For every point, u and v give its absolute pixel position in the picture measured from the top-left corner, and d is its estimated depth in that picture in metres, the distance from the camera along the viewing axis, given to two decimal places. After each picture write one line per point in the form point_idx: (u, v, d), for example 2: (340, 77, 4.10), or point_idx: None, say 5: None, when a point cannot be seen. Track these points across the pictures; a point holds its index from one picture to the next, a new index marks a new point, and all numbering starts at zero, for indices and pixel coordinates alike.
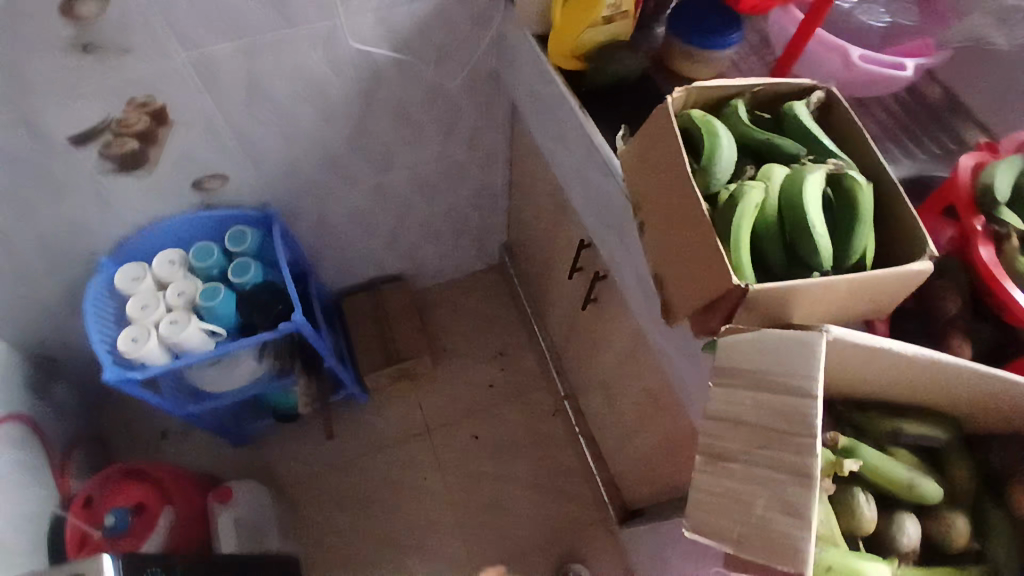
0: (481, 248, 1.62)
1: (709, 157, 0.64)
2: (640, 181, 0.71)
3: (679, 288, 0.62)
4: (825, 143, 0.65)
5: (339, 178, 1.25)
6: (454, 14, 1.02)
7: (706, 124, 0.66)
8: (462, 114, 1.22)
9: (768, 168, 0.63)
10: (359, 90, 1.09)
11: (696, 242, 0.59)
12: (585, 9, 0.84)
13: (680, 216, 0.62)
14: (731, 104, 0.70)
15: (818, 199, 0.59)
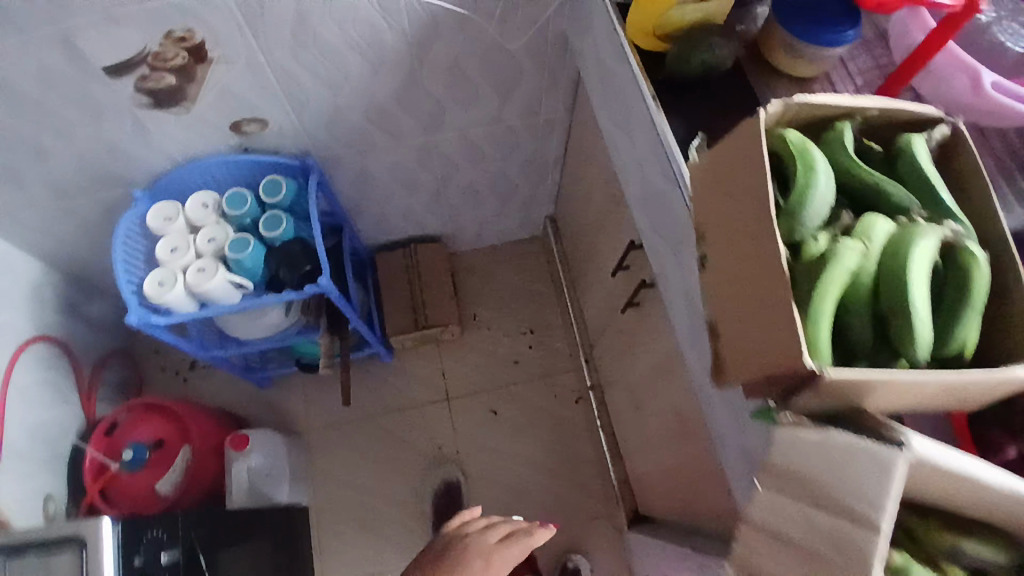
0: (525, 218, 1.54)
1: (800, 198, 0.54)
2: (708, 209, 0.62)
3: (735, 346, 0.55)
4: (943, 197, 0.54)
5: (383, 134, 1.17)
6: None
7: (804, 157, 0.56)
8: (521, 78, 1.11)
9: (869, 221, 0.53)
10: (410, 44, 0.99)
11: (761, 305, 0.51)
12: None
13: (750, 269, 0.53)
14: (836, 128, 0.59)
15: (925, 272, 0.49)
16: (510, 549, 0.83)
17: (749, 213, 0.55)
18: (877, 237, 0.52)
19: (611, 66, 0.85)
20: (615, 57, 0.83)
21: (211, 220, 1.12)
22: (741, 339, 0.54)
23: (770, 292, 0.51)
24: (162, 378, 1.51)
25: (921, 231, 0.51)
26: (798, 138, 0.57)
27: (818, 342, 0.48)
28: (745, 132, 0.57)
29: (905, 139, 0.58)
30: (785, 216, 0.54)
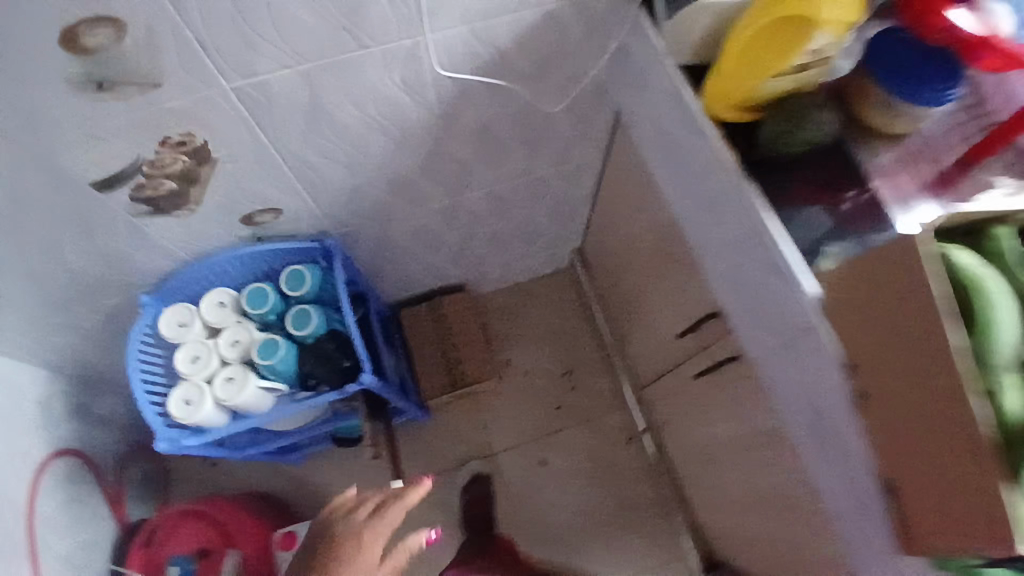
0: (551, 254, 1.44)
1: (983, 340, 0.48)
2: (868, 336, 0.55)
3: (924, 495, 0.52)
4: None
5: (406, 200, 1.06)
6: (566, 25, 0.78)
7: (983, 286, 0.49)
8: (555, 130, 1.00)
9: None
10: (438, 113, 0.88)
11: (963, 465, 0.47)
12: (777, 55, 0.61)
13: (944, 422, 0.48)
14: (993, 232, 0.53)
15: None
16: (386, 516, 0.86)
17: (926, 360, 0.49)
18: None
19: (682, 136, 0.75)
20: (689, 129, 0.73)
21: (230, 319, 1.02)
22: (928, 496, 0.51)
23: (959, 457, 0.48)
24: (185, 470, 1.41)
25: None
26: (968, 263, 0.50)
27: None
28: (897, 260, 0.51)
29: None
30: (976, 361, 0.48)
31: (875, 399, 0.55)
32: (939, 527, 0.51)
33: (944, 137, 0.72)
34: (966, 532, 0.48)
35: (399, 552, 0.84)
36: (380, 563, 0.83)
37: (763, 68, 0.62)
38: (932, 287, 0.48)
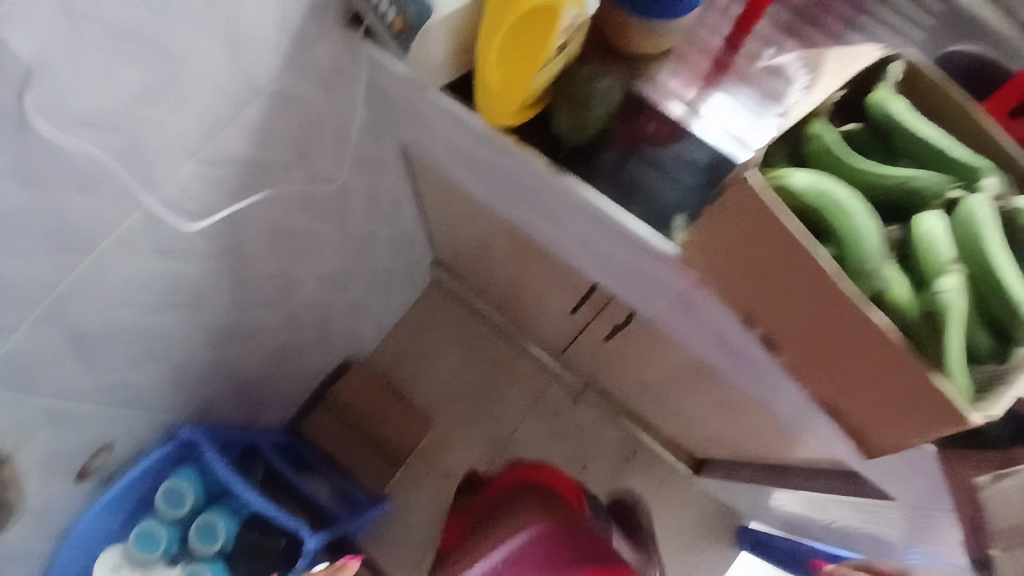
0: (412, 283, 1.36)
1: (856, 245, 0.48)
2: (750, 287, 0.54)
3: (859, 403, 0.53)
4: (955, 153, 0.51)
5: (240, 337, 0.93)
6: (296, 100, 0.68)
7: (823, 201, 0.48)
8: (352, 195, 0.90)
9: (919, 226, 0.49)
10: (223, 251, 0.76)
11: (883, 366, 0.48)
12: (535, 44, 0.55)
13: (851, 341, 0.49)
14: (813, 128, 0.52)
15: (1004, 261, 0.48)
16: None
17: (804, 288, 0.49)
18: (946, 245, 0.48)
19: (480, 152, 0.69)
20: (483, 144, 0.67)
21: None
22: (865, 396, 0.52)
23: (873, 354, 0.48)
24: None
25: (978, 215, 0.49)
26: (807, 171, 0.49)
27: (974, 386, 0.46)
28: (734, 210, 0.49)
29: (873, 100, 0.53)
30: (859, 277, 0.48)
31: (795, 327, 0.53)
32: (869, 417, 0.53)
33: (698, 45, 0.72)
34: (906, 411, 0.49)
35: None
36: None
37: (524, 60, 0.55)
38: (789, 228, 0.47)
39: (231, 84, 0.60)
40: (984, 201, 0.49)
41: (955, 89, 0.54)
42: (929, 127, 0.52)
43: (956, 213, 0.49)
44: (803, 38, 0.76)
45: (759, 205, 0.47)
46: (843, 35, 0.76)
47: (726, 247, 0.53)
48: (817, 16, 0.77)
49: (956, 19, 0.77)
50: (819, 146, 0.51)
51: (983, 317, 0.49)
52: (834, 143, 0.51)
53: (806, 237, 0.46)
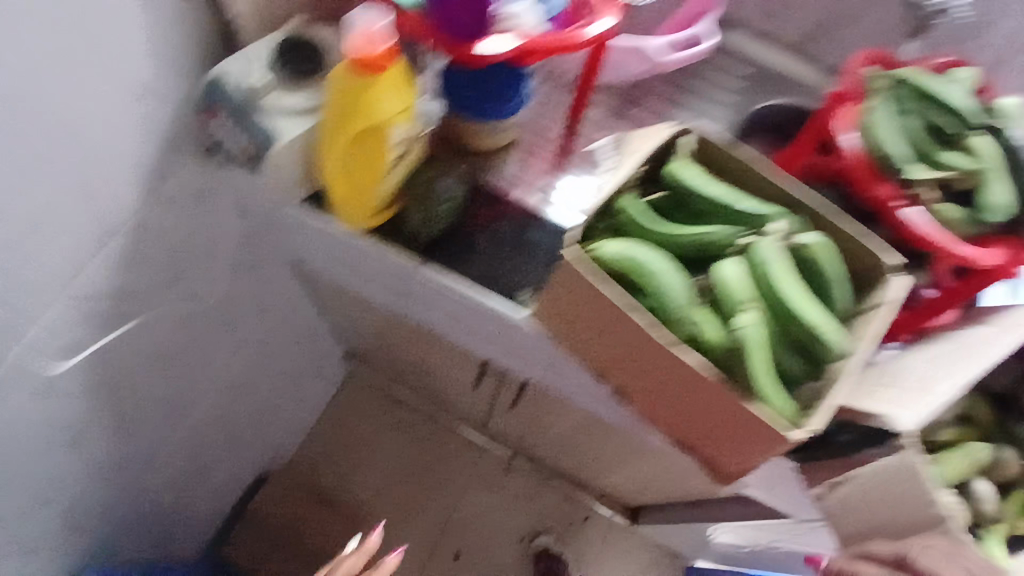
0: (325, 378, 1.35)
1: (661, 300, 0.56)
2: (593, 347, 0.61)
3: (702, 438, 0.60)
4: (743, 205, 0.59)
5: (137, 462, 0.92)
6: (162, 230, 0.71)
7: (631, 266, 0.56)
8: (241, 303, 0.92)
9: (718, 275, 0.57)
10: (105, 382, 0.77)
11: (708, 400, 0.55)
12: (370, 160, 0.60)
13: (679, 382, 0.56)
14: (620, 204, 0.61)
15: (794, 293, 0.56)
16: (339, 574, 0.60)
17: (630, 343, 0.56)
18: (741, 287, 0.56)
19: (350, 253, 0.73)
20: (348, 246, 0.71)
21: None
22: (704, 430, 0.59)
23: (695, 389, 0.55)
24: None
25: (766, 257, 0.56)
26: (614, 241, 0.58)
27: (781, 407, 0.53)
28: (562, 279, 0.57)
29: (669, 170, 0.61)
30: (672, 325, 0.56)
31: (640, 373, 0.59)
32: (712, 449, 0.60)
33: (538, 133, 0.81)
34: (734, 436, 0.56)
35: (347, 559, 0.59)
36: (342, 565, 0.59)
37: (365, 174, 0.61)
38: (604, 293, 0.54)
39: (87, 229, 0.63)
40: (772, 243, 0.57)
41: (742, 148, 0.61)
42: (717, 187, 0.60)
43: (748, 257, 0.57)
44: (632, 116, 0.86)
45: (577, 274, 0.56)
46: (667, 110, 0.87)
47: (566, 316, 0.60)
48: (642, 95, 0.88)
49: (758, 79, 0.89)
50: (624, 219, 0.60)
51: (789, 343, 0.57)
52: (637, 213, 0.60)
53: (618, 297, 0.54)
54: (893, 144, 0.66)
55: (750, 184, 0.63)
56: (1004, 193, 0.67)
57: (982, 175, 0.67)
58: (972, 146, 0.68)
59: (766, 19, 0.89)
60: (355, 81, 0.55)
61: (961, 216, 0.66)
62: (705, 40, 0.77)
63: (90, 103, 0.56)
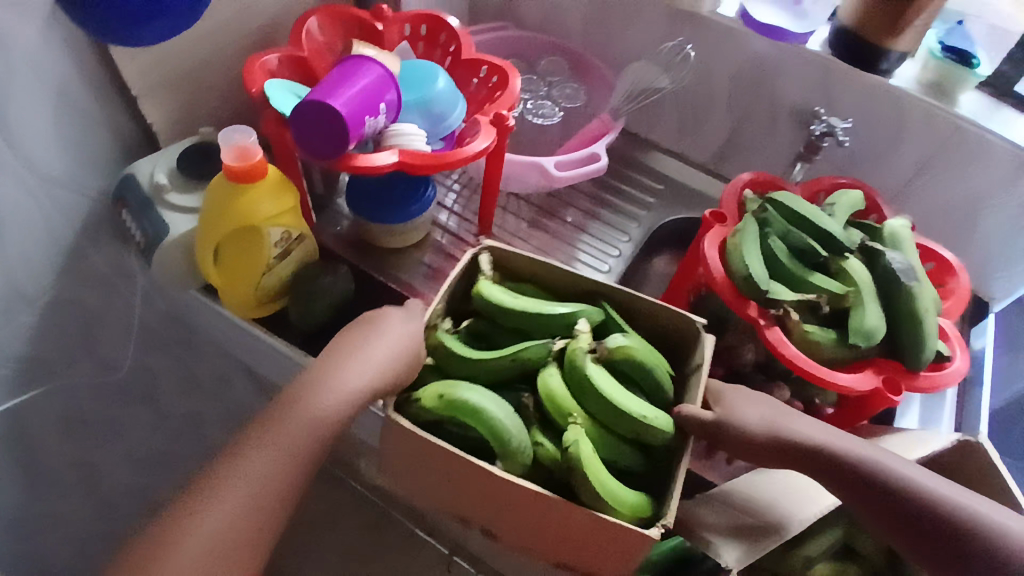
0: None
1: (497, 435, 0.54)
2: (436, 481, 0.59)
3: (566, 549, 0.58)
4: (546, 313, 0.62)
5: (36, 534, 0.91)
6: (75, 304, 0.77)
7: (452, 406, 0.56)
8: (163, 380, 0.95)
9: (545, 387, 0.58)
10: (8, 447, 0.79)
11: (554, 514, 0.53)
12: (252, 254, 0.65)
13: (518, 501, 0.54)
14: (442, 340, 0.61)
15: (615, 385, 0.58)
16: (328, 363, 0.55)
17: (456, 465, 0.55)
18: (564, 397, 0.58)
19: (241, 342, 0.76)
20: (239, 332, 0.74)
21: None
22: (566, 543, 0.57)
23: (543, 505, 0.53)
24: None
25: (584, 358, 0.58)
26: (434, 385, 0.57)
27: (635, 503, 0.53)
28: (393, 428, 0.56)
29: (476, 293, 0.63)
30: (504, 459, 0.55)
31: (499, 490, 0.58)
32: (585, 560, 0.57)
33: (449, 238, 0.87)
34: (616, 548, 0.53)
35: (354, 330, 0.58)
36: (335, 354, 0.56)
37: (249, 268, 0.65)
38: (420, 434, 0.54)
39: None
40: (583, 344, 0.59)
41: (532, 254, 0.65)
42: (518, 300, 0.62)
43: (566, 361, 0.59)
44: (548, 226, 0.91)
45: (404, 431, 0.55)
46: (584, 221, 0.91)
47: (401, 452, 0.58)
48: (557, 207, 0.93)
49: (667, 195, 0.94)
50: (441, 352, 0.61)
51: (626, 437, 0.58)
52: (452, 345, 0.60)
53: (449, 447, 0.54)
54: (755, 268, 0.64)
55: (551, 281, 0.66)
56: (876, 316, 0.64)
57: (851, 298, 0.66)
58: (845, 268, 0.67)
59: (676, 138, 0.97)
60: (231, 190, 0.60)
61: (827, 337, 0.64)
62: (602, 158, 0.81)
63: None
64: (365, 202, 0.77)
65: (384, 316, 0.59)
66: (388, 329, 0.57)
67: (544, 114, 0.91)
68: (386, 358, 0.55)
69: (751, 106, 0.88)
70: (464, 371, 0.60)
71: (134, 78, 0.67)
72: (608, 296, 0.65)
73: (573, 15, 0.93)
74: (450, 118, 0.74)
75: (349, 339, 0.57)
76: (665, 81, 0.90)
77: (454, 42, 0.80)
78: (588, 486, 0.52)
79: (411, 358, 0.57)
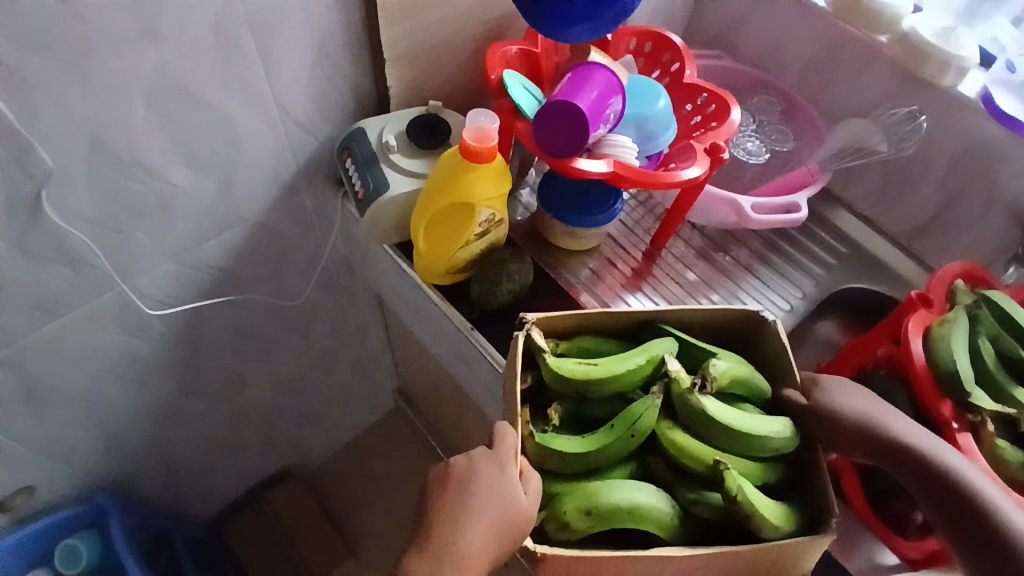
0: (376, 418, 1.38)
1: (662, 523, 0.53)
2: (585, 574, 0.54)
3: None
4: (628, 367, 0.57)
5: (182, 421, 1.00)
6: (276, 230, 0.85)
7: (604, 518, 0.52)
8: (319, 314, 1.02)
9: (685, 458, 0.54)
10: (187, 339, 0.89)
11: (733, 560, 0.52)
12: (459, 226, 0.69)
13: (689, 566, 0.52)
14: (543, 439, 0.56)
15: (733, 412, 0.55)
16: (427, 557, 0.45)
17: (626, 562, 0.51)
18: (692, 443, 0.55)
19: (411, 300, 0.80)
20: (413, 291, 0.78)
21: None
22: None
23: (720, 557, 0.51)
24: None
25: (696, 398, 0.55)
26: (573, 499, 0.53)
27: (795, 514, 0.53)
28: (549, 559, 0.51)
29: (549, 375, 0.58)
30: (673, 533, 0.54)
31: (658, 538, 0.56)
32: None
33: (615, 250, 0.87)
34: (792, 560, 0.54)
35: (452, 494, 0.49)
36: (433, 545, 0.46)
37: (451, 238, 0.70)
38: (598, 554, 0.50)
39: (209, 211, 0.77)
40: (686, 384, 0.56)
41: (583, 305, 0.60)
42: (594, 366, 0.58)
43: (680, 410, 0.56)
44: (715, 260, 0.88)
45: (567, 557, 0.50)
46: (753, 262, 0.88)
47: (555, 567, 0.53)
48: (729, 243, 0.90)
49: (851, 260, 0.90)
50: (551, 456, 0.56)
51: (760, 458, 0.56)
52: (560, 444, 0.56)
53: (626, 556, 0.50)
54: (963, 363, 0.62)
55: (603, 321, 0.62)
56: None
57: None
58: None
59: (873, 204, 0.93)
60: (461, 166, 0.65)
61: (1015, 457, 0.60)
62: (803, 210, 0.81)
63: (251, 121, 0.72)
64: (555, 199, 0.79)
65: (475, 491, 0.49)
66: (482, 510, 0.48)
67: (750, 150, 0.91)
68: (494, 535, 0.48)
69: (975, 190, 0.82)
70: (585, 462, 0.56)
71: (388, 43, 0.72)
72: (660, 320, 0.62)
73: (798, 58, 0.91)
74: (658, 139, 0.74)
75: (449, 515, 0.47)
76: (884, 146, 0.86)
77: (677, 62, 0.81)
78: (766, 521, 0.51)
79: (514, 534, 0.49)
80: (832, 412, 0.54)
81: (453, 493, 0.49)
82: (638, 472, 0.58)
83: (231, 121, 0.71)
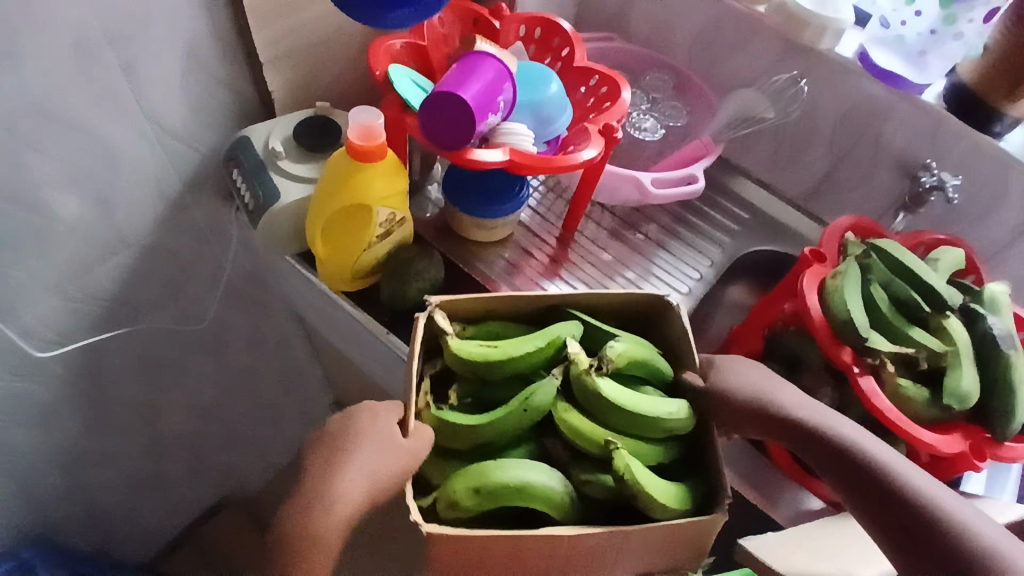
0: None
1: (550, 502, 0.53)
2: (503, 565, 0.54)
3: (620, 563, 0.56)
4: (527, 350, 0.57)
5: (96, 463, 0.93)
6: (169, 249, 0.80)
7: (490, 495, 0.52)
8: (232, 332, 0.97)
9: (574, 431, 0.55)
10: (88, 375, 0.83)
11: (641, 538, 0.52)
12: (358, 227, 0.68)
13: (610, 544, 0.52)
14: (438, 414, 0.57)
15: (629, 393, 0.56)
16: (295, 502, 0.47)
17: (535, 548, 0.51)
18: (586, 423, 0.55)
19: (320, 308, 0.77)
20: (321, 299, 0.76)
21: None
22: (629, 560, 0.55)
23: (613, 539, 0.51)
24: None
25: (592, 378, 0.55)
26: (462, 478, 0.53)
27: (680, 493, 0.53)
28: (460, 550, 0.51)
29: (449, 358, 0.57)
30: (561, 512, 0.53)
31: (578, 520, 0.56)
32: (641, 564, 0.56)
33: (530, 238, 0.87)
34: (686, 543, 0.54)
35: (323, 449, 0.50)
36: (302, 490, 0.47)
37: (350, 243, 0.68)
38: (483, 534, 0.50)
39: (90, 237, 0.71)
40: (586, 364, 0.56)
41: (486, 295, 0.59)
42: (494, 348, 0.58)
43: (577, 388, 0.56)
44: (627, 239, 0.90)
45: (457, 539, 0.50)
46: (663, 237, 0.90)
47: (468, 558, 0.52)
48: (640, 221, 0.92)
49: (753, 224, 0.93)
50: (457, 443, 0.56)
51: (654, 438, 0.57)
52: (456, 421, 0.56)
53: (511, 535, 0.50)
54: (857, 312, 0.65)
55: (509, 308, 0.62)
56: (973, 379, 0.63)
57: (948, 357, 0.65)
58: (945, 325, 0.66)
59: (769, 169, 0.96)
60: (352, 166, 0.63)
61: (920, 394, 0.64)
62: (700, 180, 0.83)
63: (122, 134, 0.67)
64: (460, 193, 0.78)
65: (346, 439, 0.50)
66: (351, 453, 0.49)
67: (645, 128, 0.92)
68: (366, 471, 0.48)
69: (860, 148, 0.87)
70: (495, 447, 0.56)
71: (265, 44, 0.69)
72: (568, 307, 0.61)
73: (686, 33, 0.93)
74: (556, 123, 0.74)
75: (318, 464, 0.49)
76: (771, 112, 0.90)
77: (568, 47, 0.81)
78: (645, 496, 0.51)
79: (394, 471, 0.49)
80: (718, 392, 0.56)
81: (324, 449, 0.50)
82: (535, 453, 0.58)
83: (94, 133, 0.65)
